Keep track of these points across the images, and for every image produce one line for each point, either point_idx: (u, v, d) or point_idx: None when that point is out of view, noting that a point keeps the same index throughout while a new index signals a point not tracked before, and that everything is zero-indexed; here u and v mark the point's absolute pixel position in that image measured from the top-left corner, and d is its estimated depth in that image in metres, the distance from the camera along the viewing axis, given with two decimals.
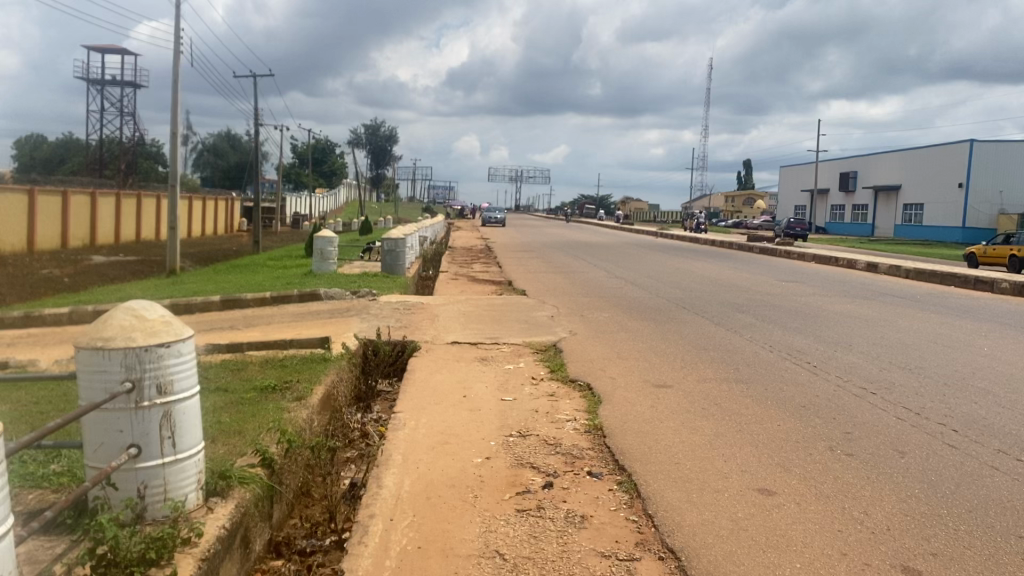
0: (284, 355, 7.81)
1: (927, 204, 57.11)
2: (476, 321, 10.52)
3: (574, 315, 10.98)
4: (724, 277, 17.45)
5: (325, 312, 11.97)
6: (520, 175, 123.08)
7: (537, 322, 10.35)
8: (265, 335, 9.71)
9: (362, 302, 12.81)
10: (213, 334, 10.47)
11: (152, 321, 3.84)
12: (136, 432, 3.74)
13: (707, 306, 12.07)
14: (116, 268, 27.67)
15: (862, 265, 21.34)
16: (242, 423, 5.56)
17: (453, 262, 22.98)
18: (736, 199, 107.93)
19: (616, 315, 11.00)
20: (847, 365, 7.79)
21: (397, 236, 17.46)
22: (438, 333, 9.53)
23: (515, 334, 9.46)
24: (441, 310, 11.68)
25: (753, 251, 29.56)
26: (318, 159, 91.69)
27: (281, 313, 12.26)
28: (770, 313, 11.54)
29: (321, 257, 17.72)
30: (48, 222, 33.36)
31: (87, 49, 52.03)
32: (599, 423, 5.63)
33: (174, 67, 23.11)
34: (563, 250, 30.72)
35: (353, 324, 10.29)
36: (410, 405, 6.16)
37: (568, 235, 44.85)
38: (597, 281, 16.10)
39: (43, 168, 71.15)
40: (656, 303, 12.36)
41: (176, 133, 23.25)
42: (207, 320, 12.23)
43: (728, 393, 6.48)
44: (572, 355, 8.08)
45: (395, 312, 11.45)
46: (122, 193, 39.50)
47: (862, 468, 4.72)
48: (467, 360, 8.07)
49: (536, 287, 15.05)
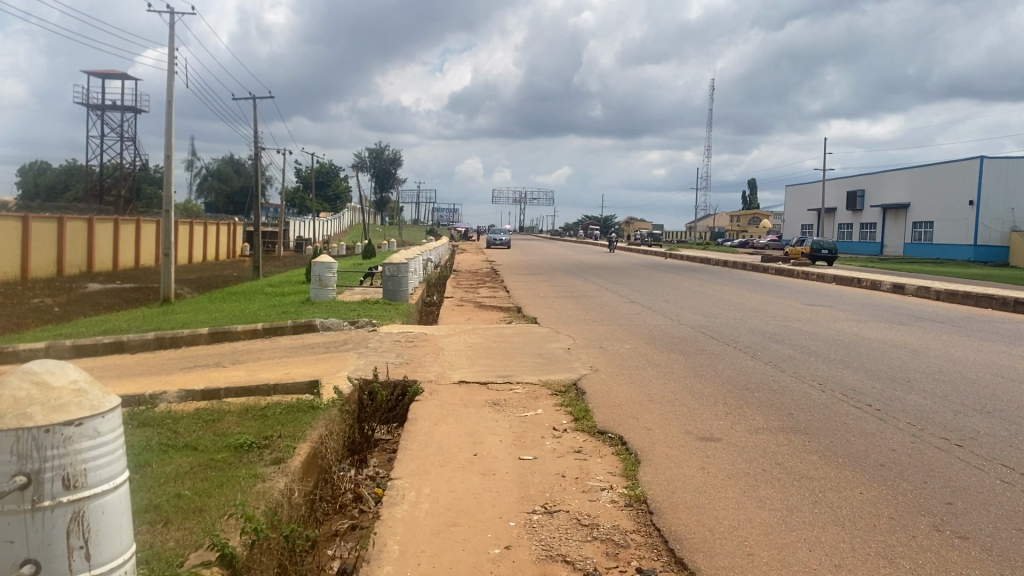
0: (266, 403, 6.80)
1: (937, 221, 56.08)
2: (485, 355, 9.50)
3: (592, 347, 9.99)
4: (747, 301, 16.43)
5: (320, 346, 10.96)
6: (525, 196, 122.25)
7: (552, 356, 9.33)
8: (251, 376, 8.70)
9: (360, 333, 11.79)
10: (196, 373, 9.47)
11: (58, 388, 2.84)
12: (33, 544, 2.73)
13: (740, 335, 11.06)
14: (110, 296, 26.75)
15: (886, 286, 20.29)
16: (204, 498, 4.54)
17: (458, 286, 22.03)
18: (741, 218, 106.79)
19: (639, 346, 10.02)
20: (916, 407, 6.76)
21: (399, 261, 16.50)
22: (443, 371, 8.50)
23: (529, 371, 8.43)
24: (446, 342, 10.69)
25: (768, 271, 28.51)
26: (321, 183, 91.05)
27: (273, 347, 11.25)
28: (810, 343, 10.53)
29: (319, 284, 16.77)
30: (44, 250, 32.57)
31: (87, 74, 51.52)
32: (641, 492, 4.64)
33: (169, 88, 22.32)
34: (572, 272, 29.76)
35: (349, 361, 9.27)
36: (409, 468, 5.14)
37: (574, 256, 43.82)
38: (613, 306, 15.11)
39: (47, 195, 70.71)
40: (681, 332, 11.37)
41: (170, 157, 22.40)
42: (192, 356, 11.23)
43: (788, 450, 5.47)
44: (597, 397, 7.06)
45: (396, 345, 10.45)
46: (120, 220, 38.74)
47: (986, 558, 3.71)
48: (475, 404, 7.03)
49: (548, 314, 14.04)
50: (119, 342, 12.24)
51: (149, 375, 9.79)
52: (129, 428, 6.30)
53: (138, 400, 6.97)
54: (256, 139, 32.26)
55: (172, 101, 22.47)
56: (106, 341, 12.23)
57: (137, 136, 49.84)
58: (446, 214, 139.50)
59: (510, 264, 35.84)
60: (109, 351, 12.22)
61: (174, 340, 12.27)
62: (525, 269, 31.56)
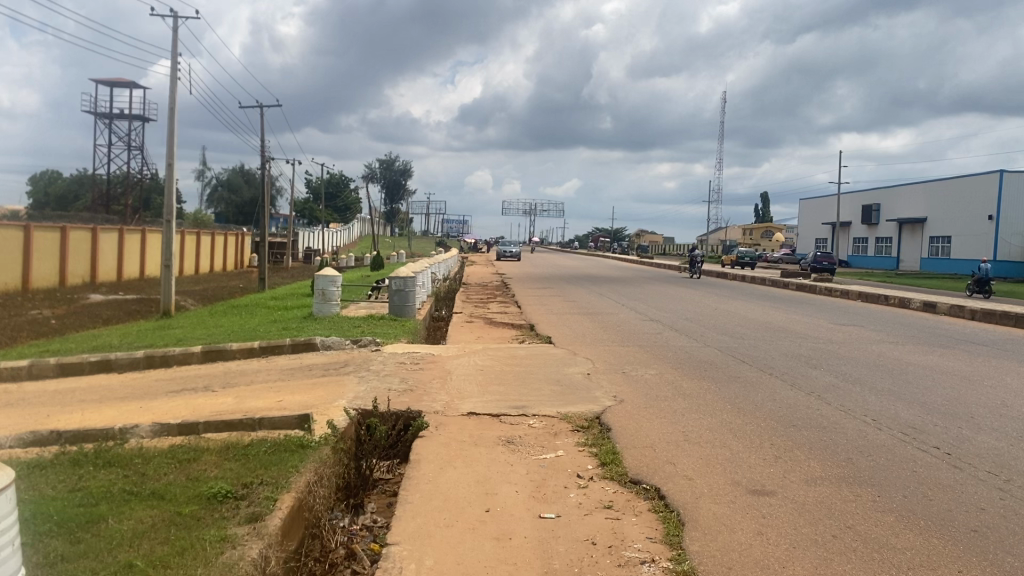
0: (250, 440, 6.00)
1: (955, 236, 55.00)
2: (496, 381, 8.69)
3: (615, 372, 9.16)
4: (771, 319, 15.60)
5: (319, 368, 10.15)
6: (535, 208, 121.49)
7: (571, 383, 8.51)
8: (239, 404, 7.89)
9: (362, 354, 10.98)
10: (181, 398, 8.70)
11: None
12: None
13: (773, 361, 10.27)
14: (111, 308, 26.03)
15: (915, 303, 19.41)
16: (157, 572, 3.73)
17: (468, 300, 21.22)
18: (753, 231, 105.51)
19: (665, 372, 9.21)
20: (990, 450, 5.95)
21: (406, 274, 15.65)
22: (451, 401, 7.67)
23: (547, 400, 7.62)
24: (455, 364, 9.89)
25: (788, 286, 27.60)
26: (330, 194, 90.59)
27: (268, 368, 10.46)
28: (851, 370, 9.71)
29: (322, 298, 15.99)
30: (46, 259, 31.95)
31: (96, 82, 51.12)
32: (690, 566, 3.84)
33: (171, 93, 21.68)
34: (585, 285, 28.91)
35: (349, 387, 8.46)
36: (410, 529, 4.33)
37: (586, 269, 42.92)
38: (631, 325, 14.29)
39: (57, 205, 70.45)
40: (709, 356, 10.55)
41: (171, 165, 21.73)
42: (182, 377, 10.46)
43: (857, 508, 4.65)
44: (625, 436, 6.24)
45: (400, 367, 9.63)
46: (126, 229, 38.19)
47: None
48: (487, 442, 6.22)
49: (563, 332, 13.22)
50: (107, 360, 11.49)
51: (132, 399, 9.01)
52: (92, 471, 5.52)
53: (106, 435, 6.18)
54: (263, 148, 31.63)
55: (174, 107, 21.85)
56: (93, 359, 11.49)
57: (145, 146, 49.39)
58: (456, 225, 138.78)
59: (521, 276, 35.01)
60: (96, 369, 11.46)
61: (164, 358, 11.51)
62: (536, 282, 30.73)
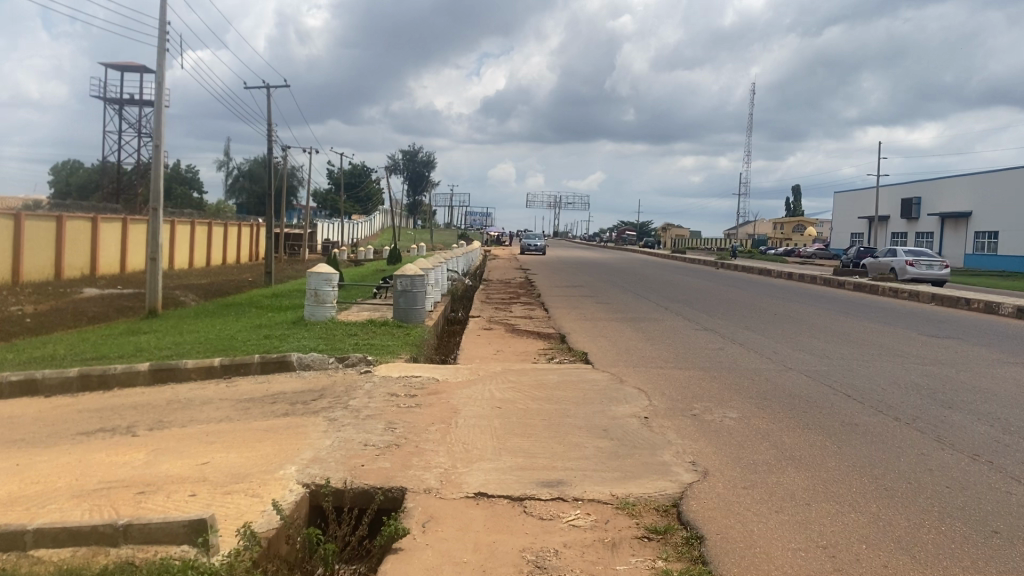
0: (103, 567, 3.55)
1: (1003, 231, 51.62)
2: (519, 429, 6.20)
3: (681, 417, 6.59)
4: (850, 330, 12.96)
5: (285, 399, 7.70)
6: (560, 201, 118.36)
7: (624, 435, 6.02)
8: (148, 465, 5.45)
9: (346, 379, 8.46)
10: (86, 447, 6.29)
11: None
12: None
13: (889, 397, 7.66)
14: (99, 304, 23.72)
15: (1006, 310, 16.62)
16: None
17: (488, 300, 18.75)
18: (784, 225, 101.56)
19: (752, 418, 6.63)
20: None
21: (412, 272, 13.35)
22: (452, 469, 5.20)
23: (594, 473, 5.11)
24: (462, 398, 7.40)
25: (845, 287, 24.70)
26: (350, 185, 88.06)
27: (221, 398, 8.04)
28: (1001, 412, 7.12)
29: (314, 300, 13.53)
30: (41, 250, 29.82)
31: (106, 65, 48.86)
32: None
33: (159, 70, 19.39)
34: (616, 283, 26.17)
35: (312, 437, 5.96)
36: None
37: (615, 264, 40.18)
38: (684, 337, 11.68)
39: (78, 195, 68.71)
40: (801, 388, 7.96)
41: (159, 146, 19.45)
42: (112, 408, 8.05)
43: None
44: (737, 567, 3.73)
45: (390, 402, 7.15)
46: (129, 219, 36.10)
47: None
48: (504, 569, 3.74)
49: (601, 347, 10.70)
50: (31, 381, 9.13)
51: (23, 443, 6.63)
52: None
53: None
54: (271, 133, 29.26)
55: (162, 85, 19.47)
56: (14, 380, 9.13)
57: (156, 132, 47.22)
58: (479, 217, 135.82)
59: (546, 271, 32.39)
60: (18, 394, 9.10)
61: (102, 379, 9.16)
62: (565, 278, 28.16)
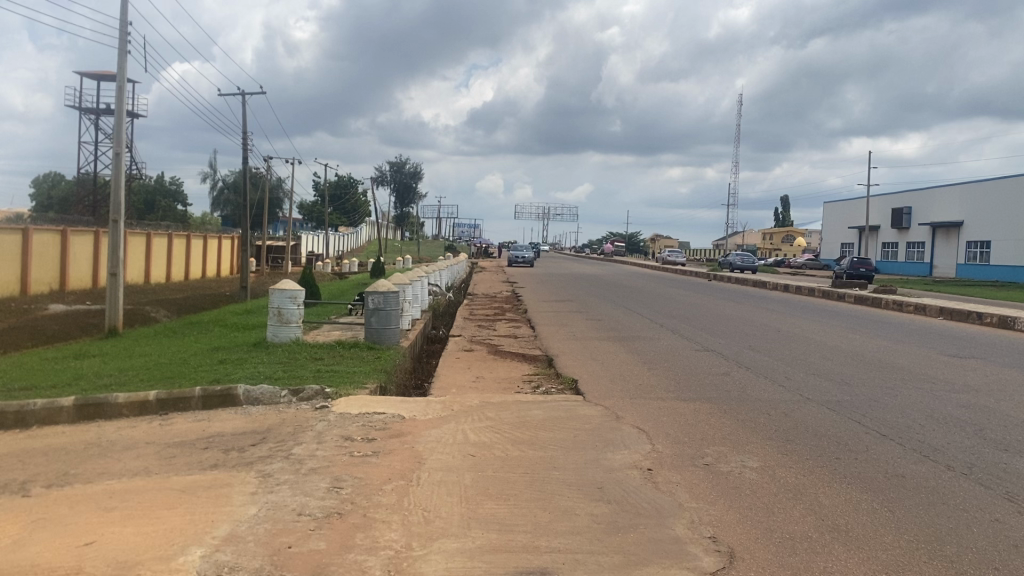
0: None
1: (995, 241, 50.76)
2: (496, 489, 5.00)
3: (692, 469, 5.44)
4: (864, 350, 11.85)
5: (222, 443, 6.49)
6: (547, 212, 117.27)
7: (625, 496, 4.85)
8: (18, 546, 4.24)
9: (297, 417, 7.26)
10: None
11: None
12: None
13: (931, 437, 6.53)
14: (61, 322, 22.33)
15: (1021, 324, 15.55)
16: None
17: (470, 317, 17.52)
18: (774, 236, 100.78)
19: (776, 468, 5.49)
20: None
21: (385, 289, 12.12)
22: (404, 552, 4.01)
23: (588, 559, 3.93)
24: (429, 443, 6.20)
25: (846, 300, 23.59)
26: (336, 197, 86.70)
27: (147, 441, 6.82)
28: None
29: (277, 320, 12.31)
30: (4, 265, 28.36)
31: (82, 75, 47.58)
32: None
33: (120, 73, 18.13)
34: (607, 296, 24.99)
35: (234, 504, 4.75)
36: None
37: (605, 276, 39.09)
38: (686, 360, 10.54)
39: (59, 207, 67.21)
40: (826, 425, 6.83)
41: (118, 154, 18.16)
42: (20, 453, 6.82)
43: None
44: None
45: (343, 449, 5.97)
46: (102, 232, 34.72)
47: None
48: None
49: (592, 374, 9.51)
50: None
51: None
52: None
53: None
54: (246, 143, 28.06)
55: (124, 88, 18.24)
56: None
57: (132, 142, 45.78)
58: (467, 228, 134.41)
59: (532, 284, 31.22)
60: None
61: (18, 417, 7.91)
62: (554, 292, 26.90)
